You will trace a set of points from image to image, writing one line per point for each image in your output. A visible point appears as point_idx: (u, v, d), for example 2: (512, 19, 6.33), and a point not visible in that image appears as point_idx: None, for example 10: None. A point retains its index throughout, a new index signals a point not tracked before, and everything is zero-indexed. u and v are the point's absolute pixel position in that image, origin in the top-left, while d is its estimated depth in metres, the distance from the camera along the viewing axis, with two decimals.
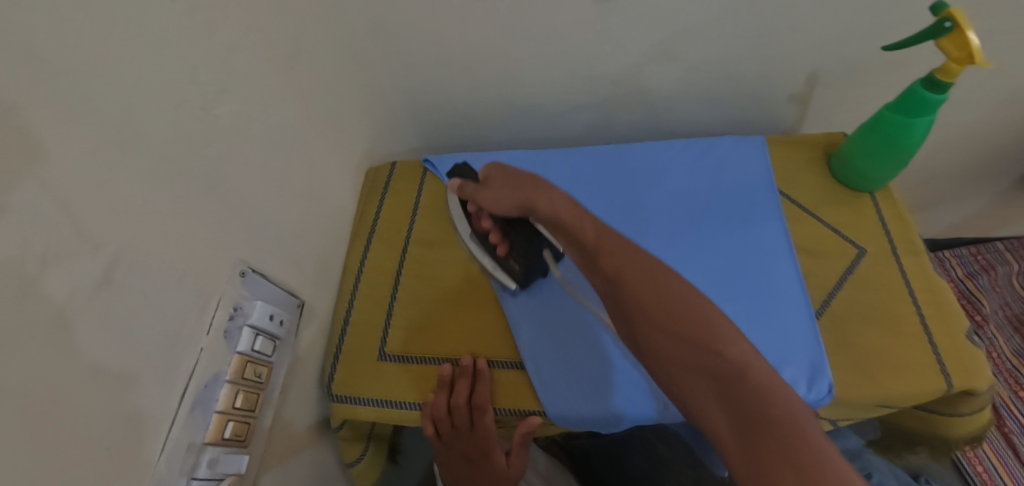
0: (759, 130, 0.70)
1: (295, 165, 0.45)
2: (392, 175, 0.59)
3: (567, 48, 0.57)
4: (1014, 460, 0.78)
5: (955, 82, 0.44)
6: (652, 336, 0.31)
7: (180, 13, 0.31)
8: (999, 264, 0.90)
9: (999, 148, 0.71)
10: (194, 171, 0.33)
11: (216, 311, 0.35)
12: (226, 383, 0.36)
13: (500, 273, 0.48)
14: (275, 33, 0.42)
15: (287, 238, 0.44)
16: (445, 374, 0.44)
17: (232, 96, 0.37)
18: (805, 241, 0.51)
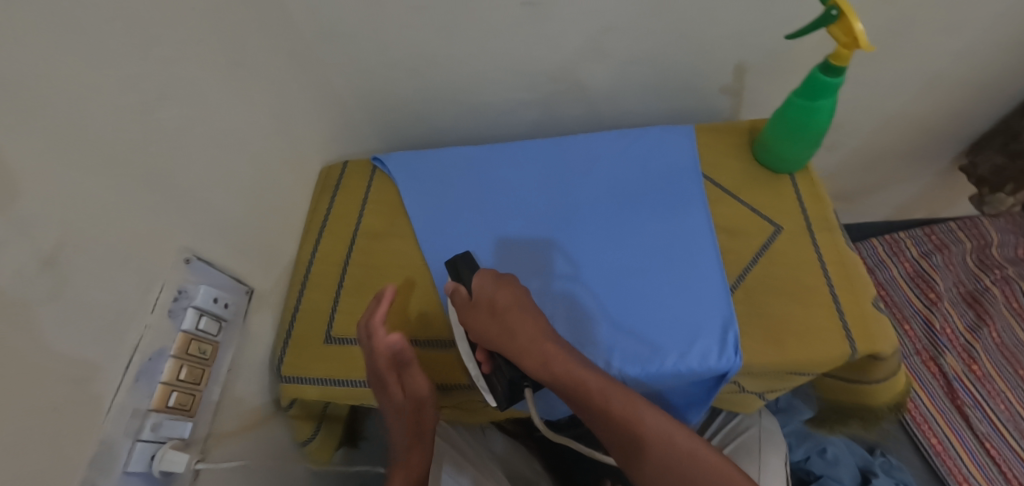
0: (697, 120, 0.74)
1: (240, 167, 0.50)
2: (344, 174, 0.65)
3: (503, 49, 0.61)
4: (968, 433, 0.80)
5: (847, 66, 0.47)
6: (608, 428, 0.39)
7: (123, 30, 0.36)
8: (952, 243, 0.93)
9: (930, 129, 0.75)
10: (138, 167, 0.37)
11: (161, 292, 0.39)
12: (170, 357, 0.39)
13: (482, 386, 0.46)
14: (217, 43, 0.46)
15: (230, 230, 0.48)
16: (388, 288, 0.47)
17: (173, 100, 0.41)
18: (724, 221, 0.55)
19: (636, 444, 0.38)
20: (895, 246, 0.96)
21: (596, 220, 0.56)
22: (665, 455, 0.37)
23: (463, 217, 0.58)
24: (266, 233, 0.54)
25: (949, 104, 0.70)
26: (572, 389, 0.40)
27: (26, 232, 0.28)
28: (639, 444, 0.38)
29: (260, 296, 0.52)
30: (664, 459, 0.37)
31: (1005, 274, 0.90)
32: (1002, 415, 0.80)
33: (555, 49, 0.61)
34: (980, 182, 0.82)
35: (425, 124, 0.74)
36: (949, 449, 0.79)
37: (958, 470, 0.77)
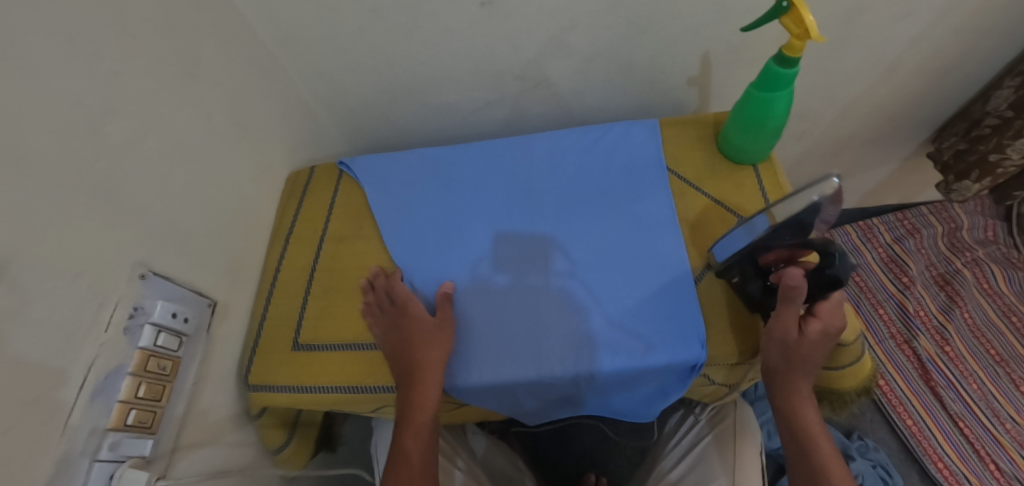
0: (665, 113, 0.75)
1: (198, 178, 0.49)
2: (311, 178, 0.65)
3: (465, 49, 0.61)
4: (942, 412, 0.81)
5: (800, 57, 0.47)
6: (791, 424, 0.46)
7: (65, 47, 0.35)
8: (923, 227, 0.96)
9: (894, 116, 0.76)
10: (86, 181, 0.37)
11: (115, 309, 0.39)
12: (128, 375, 0.39)
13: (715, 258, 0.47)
14: (167, 53, 0.45)
15: (189, 242, 0.48)
16: (367, 285, 0.53)
17: (121, 114, 0.40)
18: (689, 213, 0.55)
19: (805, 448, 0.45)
20: (869, 232, 0.99)
21: (565, 215, 0.56)
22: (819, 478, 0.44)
23: (437, 216, 0.58)
24: (228, 242, 0.54)
25: (912, 92, 0.71)
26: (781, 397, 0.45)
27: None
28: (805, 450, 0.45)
29: (224, 306, 0.52)
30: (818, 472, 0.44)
31: (975, 256, 0.92)
32: (974, 395, 0.81)
33: (518, 49, 0.61)
34: (944, 170, 0.81)
35: (393, 125, 0.74)
36: (924, 429, 0.81)
37: (933, 450, 0.79)
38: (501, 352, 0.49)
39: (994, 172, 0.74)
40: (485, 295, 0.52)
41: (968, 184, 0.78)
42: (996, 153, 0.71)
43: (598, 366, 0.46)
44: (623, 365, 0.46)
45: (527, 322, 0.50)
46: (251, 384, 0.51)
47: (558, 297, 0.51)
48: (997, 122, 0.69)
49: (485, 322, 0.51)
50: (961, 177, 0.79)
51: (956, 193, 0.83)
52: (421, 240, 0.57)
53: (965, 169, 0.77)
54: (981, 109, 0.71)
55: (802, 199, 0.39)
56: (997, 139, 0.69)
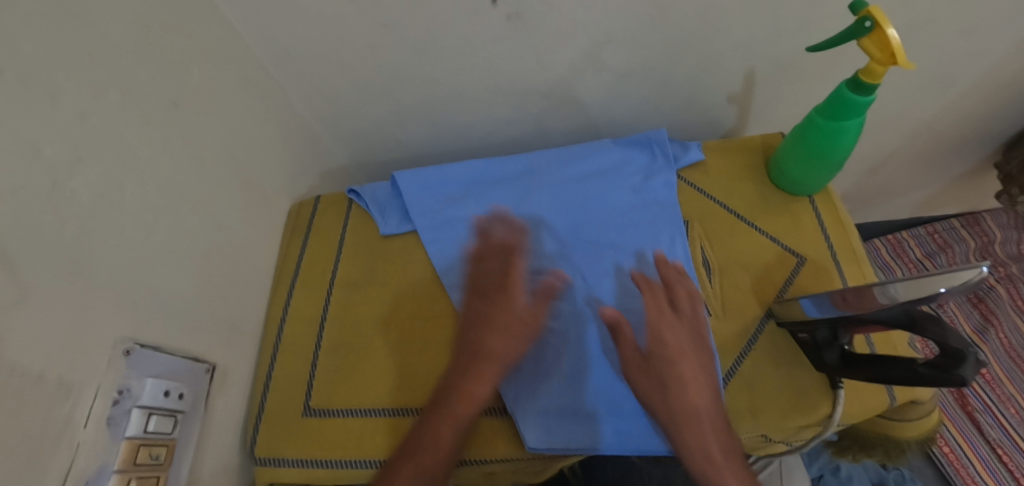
0: (703, 132, 0.69)
1: (188, 226, 0.42)
2: (316, 211, 0.58)
3: (488, 66, 0.54)
4: (979, 438, 0.78)
5: (880, 83, 0.42)
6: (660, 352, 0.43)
7: (16, 87, 0.28)
8: (955, 242, 0.91)
9: (940, 135, 0.70)
10: (48, 252, 0.30)
11: (95, 400, 0.33)
12: (114, 473, 0.33)
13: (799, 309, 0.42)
14: (147, 83, 0.38)
15: (181, 303, 0.41)
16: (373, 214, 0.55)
17: (91, 163, 0.33)
18: (743, 253, 0.49)
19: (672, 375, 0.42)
20: (898, 247, 0.94)
21: (565, 213, 0.53)
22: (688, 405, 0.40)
23: (456, 191, 0.55)
24: (226, 293, 0.47)
25: (966, 111, 0.65)
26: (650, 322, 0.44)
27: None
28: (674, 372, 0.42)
29: (223, 370, 0.45)
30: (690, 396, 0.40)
31: (1009, 272, 0.88)
32: (1013, 419, 0.79)
33: (544, 66, 0.55)
34: (1007, 181, 0.78)
35: (402, 146, 0.67)
36: (961, 457, 0.77)
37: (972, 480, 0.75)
38: (512, 375, 0.45)
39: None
40: (490, 310, 0.48)
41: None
42: None
43: (596, 391, 0.44)
44: (620, 437, 0.42)
45: (538, 332, 0.47)
46: (257, 457, 0.44)
47: (555, 327, 0.47)
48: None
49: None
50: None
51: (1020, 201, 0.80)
52: (433, 220, 0.53)
53: None
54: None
55: (916, 287, 0.30)
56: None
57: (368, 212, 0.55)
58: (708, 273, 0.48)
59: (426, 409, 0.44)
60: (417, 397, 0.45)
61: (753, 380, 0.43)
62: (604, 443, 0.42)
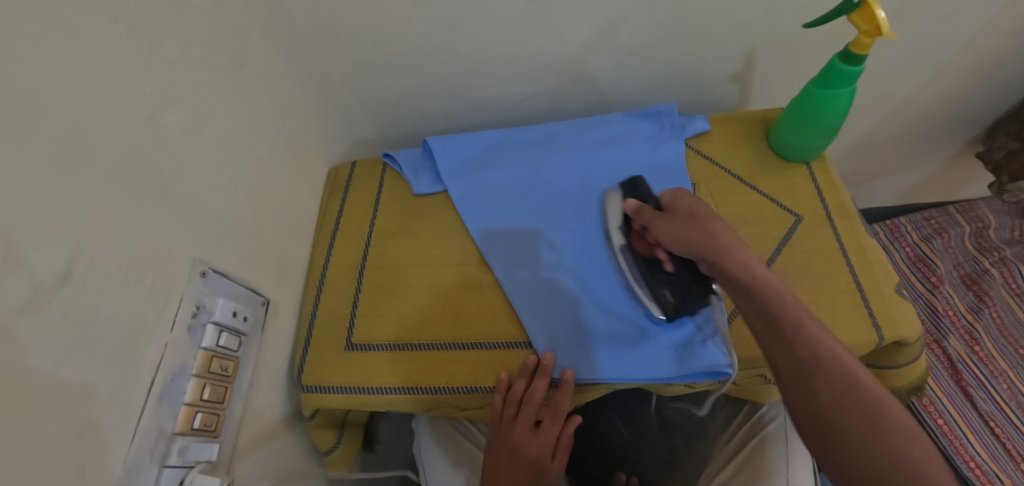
0: (707, 110, 0.74)
1: (247, 173, 0.48)
2: (352, 173, 0.63)
3: (511, 43, 0.60)
4: (972, 411, 0.82)
5: (867, 54, 0.47)
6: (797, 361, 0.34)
7: (126, 34, 0.34)
8: (950, 227, 0.95)
9: (928, 116, 0.75)
10: (145, 176, 0.35)
11: (179, 309, 0.38)
12: (192, 376, 0.38)
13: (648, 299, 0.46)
14: (219, 43, 0.44)
15: (241, 239, 0.46)
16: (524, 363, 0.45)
17: (177, 104, 0.39)
18: (742, 212, 0.54)
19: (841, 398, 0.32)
20: (895, 231, 0.98)
21: (577, 176, 0.57)
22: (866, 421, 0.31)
23: (481, 153, 0.59)
24: (275, 237, 0.52)
25: (953, 93, 0.70)
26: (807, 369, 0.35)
27: (27, 264, 0.26)
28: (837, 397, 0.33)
29: (274, 305, 0.50)
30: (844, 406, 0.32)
31: (1003, 255, 0.92)
32: (1005, 395, 0.83)
33: (562, 43, 0.60)
34: (996, 170, 0.82)
35: (429, 119, 0.72)
36: (956, 430, 0.81)
37: (965, 450, 0.79)
38: (530, 317, 0.48)
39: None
40: (509, 261, 0.52)
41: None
42: None
43: (602, 331, 0.47)
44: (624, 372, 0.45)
45: (551, 282, 0.50)
46: (305, 385, 0.48)
47: (566, 277, 0.50)
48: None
49: (520, 256, 0.52)
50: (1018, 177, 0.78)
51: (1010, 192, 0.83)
52: (459, 179, 0.57)
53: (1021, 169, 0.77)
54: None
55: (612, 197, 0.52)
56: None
57: (402, 174, 0.60)
58: None
59: (454, 343, 0.48)
60: (444, 332, 0.49)
61: None
62: (605, 371, 0.45)
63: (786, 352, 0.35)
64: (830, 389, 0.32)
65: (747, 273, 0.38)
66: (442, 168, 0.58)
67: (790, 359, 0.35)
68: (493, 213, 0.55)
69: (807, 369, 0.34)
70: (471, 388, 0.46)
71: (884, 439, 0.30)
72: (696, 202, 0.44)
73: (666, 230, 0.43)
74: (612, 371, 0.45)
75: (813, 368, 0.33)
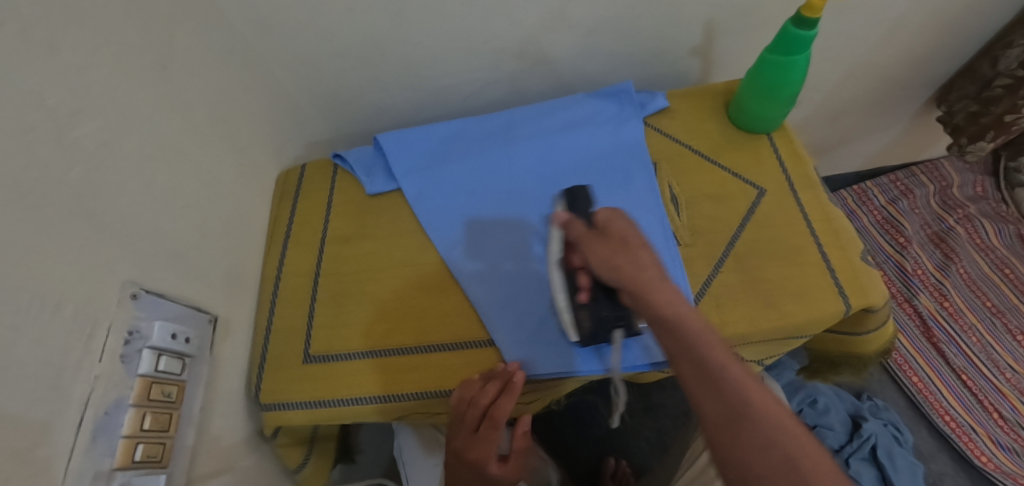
0: (670, 86, 0.72)
1: (185, 185, 0.45)
2: (303, 177, 0.59)
3: (461, 27, 0.57)
4: (945, 367, 0.84)
5: (821, 17, 0.45)
6: (680, 332, 0.32)
7: (22, 37, 0.29)
8: (916, 187, 0.97)
9: (894, 79, 0.74)
10: (60, 195, 0.32)
11: (108, 337, 0.35)
12: (130, 407, 0.35)
13: (567, 319, 0.43)
14: (138, 45, 0.40)
15: (182, 255, 0.43)
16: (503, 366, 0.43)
17: (91, 115, 0.35)
18: (709, 189, 0.53)
19: (710, 370, 0.30)
20: (863, 195, 0.99)
21: (535, 163, 0.55)
22: (725, 388, 0.29)
23: (437, 147, 0.57)
24: (221, 250, 0.49)
25: (915, 53, 0.69)
26: (689, 352, 0.31)
27: None
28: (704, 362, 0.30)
29: (225, 322, 0.47)
30: (710, 367, 0.30)
31: (967, 212, 0.94)
32: (975, 348, 0.85)
33: (514, 23, 0.58)
34: (956, 133, 0.79)
35: (386, 115, 0.69)
36: (929, 385, 0.84)
37: (939, 405, 0.82)
38: (496, 315, 0.46)
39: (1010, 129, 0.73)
40: (468, 257, 0.50)
41: (984, 144, 0.77)
42: (1011, 113, 0.69)
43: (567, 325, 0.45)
44: (588, 363, 0.44)
45: (514, 277, 0.48)
46: (265, 403, 0.46)
47: (529, 270, 0.49)
48: (1010, 82, 0.67)
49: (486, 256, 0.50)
50: (976, 138, 0.76)
51: (970, 154, 0.81)
52: (414, 175, 0.55)
53: (979, 130, 0.75)
54: (991, 70, 0.68)
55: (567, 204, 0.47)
56: (1010, 99, 0.68)
57: (355, 174, 0.57)
58: (676, 208, 0.52)
59: (416, 347, 0.46)
60: (405, 337, 0.47)
61: (723, 298, 0.47)
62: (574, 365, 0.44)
63: (718, 400, 0.29)
64: (761, 453, 0.27)
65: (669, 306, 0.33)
66: (395, 165, 0.55)
67: (717, 402, 0.29)
68: (454, 215, 0.53)
69: (734, 421, 0.28)
70: (438, 392, 0.44)
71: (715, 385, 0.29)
72: (636, 234, 0.37)
73: (597, 250, 0.37)
74: (577, 364, 0.44)
75: (745, 415, 0.28)
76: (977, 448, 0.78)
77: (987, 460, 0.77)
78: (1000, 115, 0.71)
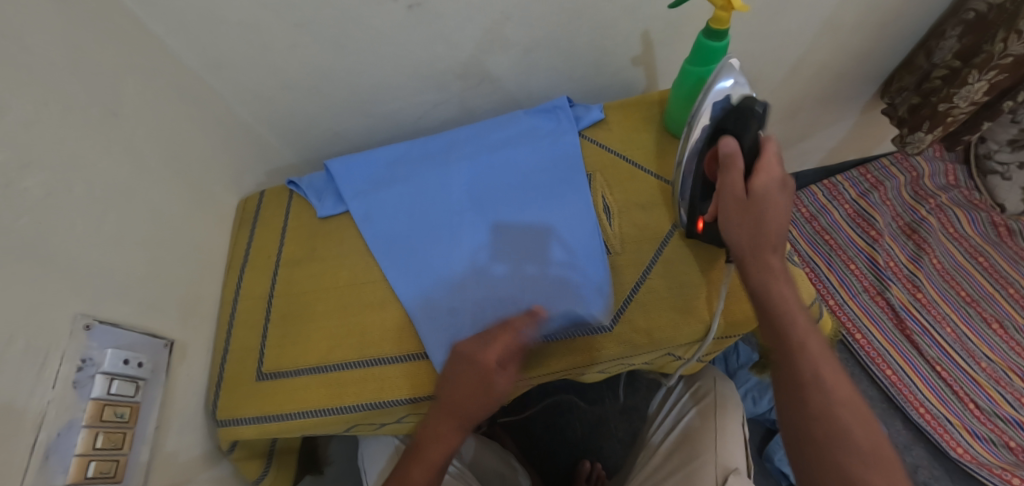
0: (618, 95, 0.75)
1: (136, 220, 0.48)
2: (261, 203, 0.63)
3: (401, 54, 0.60)
4: (919, 358, 0.83)
5: (729, 29, 0.46)
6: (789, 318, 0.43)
7: None
8: (886, 179, 0.97)
9: (843, 74, 0.75)
10: (8, 240, 0.35)
11: (61, 365, 0.38)
12: (83, 428, 0.39)
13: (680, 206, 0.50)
14: (84, 96, 0.44)
15: (133, 286, 0.47)
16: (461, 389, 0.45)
17: (38, 168, 0.38)
18: (639, 197, 0.55)
19: (800, 357, 0.42)
20: (833, 190, 1.00)
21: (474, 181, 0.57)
22: (819, 375, 0.41)
23: (382, 170, 0.60)
24: (176, 278, 0.53)
25: (857, 49, 0.70)
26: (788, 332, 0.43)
27: None
28: (801, 354, 0.42)
29: (181, 346, 0.52)
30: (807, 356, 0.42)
31: (939, 202, 0.94)
32: (949, 339, 0.84)
33: (453, 48, 0.60)
34: (899, 125, 0.79)
35: (344, 138, 0.73)
36: (903, 378, 0.83)
37: (914, 397, 0.81)
38: (430, 328, 0.49)
39: (946, 122, 0.71)
40: (405, 275, 0.52)
41: (922, 136, 0.75)
42: (944, 102, 0.68)
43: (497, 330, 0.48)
44: None
45: (453, 291, 0.51)
46: (219, 419, 0.50)
47: (466, 282, 0.51)
48: (945, 73, 0.67)
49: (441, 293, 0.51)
50: (916, 129, 0.75)
51: (911, 146, 0.79)
52: (361, 197, 0.58)
53: (918, 120, 0.74)
54: (926, 62, 0.70)
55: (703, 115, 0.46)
56: (946, 90, 0.67)
57: (309, 199, 0.60)
58: (608, 217, 0.54)
59: (356, 362, 0.49)
60: (347, 353, 0.50)
61: (648, 303, 0.48)
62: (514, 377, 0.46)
63: (790, 359, 0.42)
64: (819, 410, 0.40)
65: (762, 281, 0.43)
66: (342, 190, 0.58)
67: (788, 365, 0.42)
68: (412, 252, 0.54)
69: (806, 384, 0.41)
70: (379, 403, 0.47)
71: (808, 372, 0.41)
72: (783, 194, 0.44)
73: (736, 213, 0.44)
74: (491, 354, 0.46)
75: (805, 380, 0.41)
76: (953, 439, 0.78)
77: (963, 451, 0.77)
78: (936, 105, 0.69)
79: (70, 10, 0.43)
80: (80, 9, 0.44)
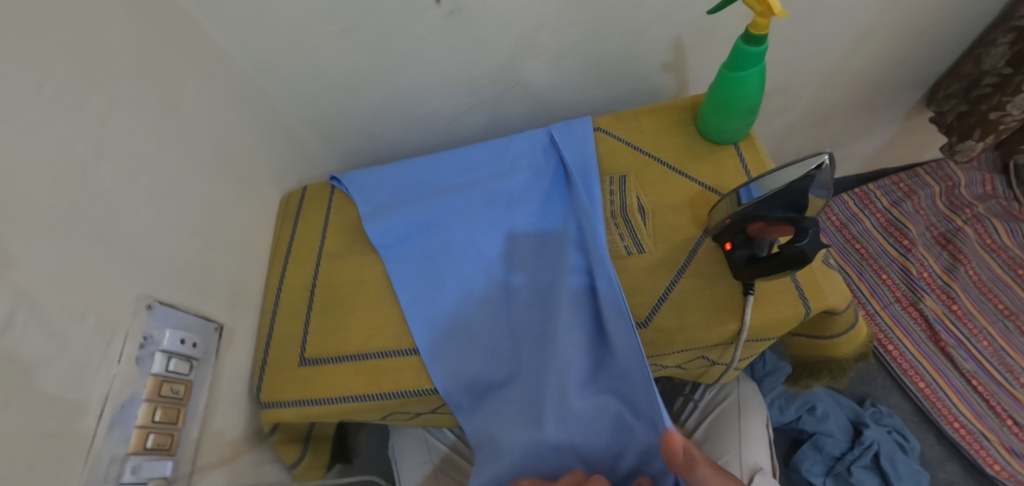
0: (648, 100, 0.76)
1: (192, 211, 0.51)
2: (303, 199, 0.67)
3: (440, 59, 0.62)
4: (954, 372, 0.82)
5: (766, 34, 0.47)
6: None
7: (51, 98, 0.36)
8: (920, 188, 0.95)
9: (878, 82, 0.75)
10: (82, 226, 0.38)
11: (125, 343, 0.40)
12: (143, 401, 0.41)
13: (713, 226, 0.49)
14: (150, 94, 0.47)
15: (189, 273, 0.50)
16: None
17: (110, 158, 0.41)
18: (672, 199, 0.55)
19: None
20: (865, 198, 0.99)
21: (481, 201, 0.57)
22: None
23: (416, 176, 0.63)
24: (225, 268, 0.56)
25: (892, 57, 0.70)
26: None
27: None
28: None
29: (229, 331, 0.54)
30: None
31: (975, 212, 0.91)
32: (986, 352, 0.82)
33: (490, 53, 0.62)
34: (949, 133, 0.79)
35: (379, 139, 0.75)
36: (937, 391, 0.81)
37: (948, 411, 0.79)
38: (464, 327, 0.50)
39: (997, 129, 0.71)
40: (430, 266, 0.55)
41: (972, 143, 0.75)
42: (996, 111, 0.68)
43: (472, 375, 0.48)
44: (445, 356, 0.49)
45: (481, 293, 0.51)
46: (264, 402, 0.52)
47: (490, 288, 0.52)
48: (997, 81, 0.67)
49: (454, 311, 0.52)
50: (964, 137, 0.75)
51: (960, 154, 0.79)
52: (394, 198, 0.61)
53: (967, 128, 0.74)
54: (975, 69, 0.69)
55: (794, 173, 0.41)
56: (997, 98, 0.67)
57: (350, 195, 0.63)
58: (641, 216, 0.54)
59: (392, 351, 0.51)
60: (385, 343, 0.51)
61: (681, 301, 0.49)
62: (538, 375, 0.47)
63: None
64: None
65: None
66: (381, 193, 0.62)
67: None
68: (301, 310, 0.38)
69: None
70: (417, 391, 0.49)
71: None
72: None
73: None
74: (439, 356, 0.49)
75: None
76: (990, 456, 0.75)
77: (1001, 469, 0.74)
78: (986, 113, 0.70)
79: (141, 14, 0.46)
80: (150, 14, 0.47)
